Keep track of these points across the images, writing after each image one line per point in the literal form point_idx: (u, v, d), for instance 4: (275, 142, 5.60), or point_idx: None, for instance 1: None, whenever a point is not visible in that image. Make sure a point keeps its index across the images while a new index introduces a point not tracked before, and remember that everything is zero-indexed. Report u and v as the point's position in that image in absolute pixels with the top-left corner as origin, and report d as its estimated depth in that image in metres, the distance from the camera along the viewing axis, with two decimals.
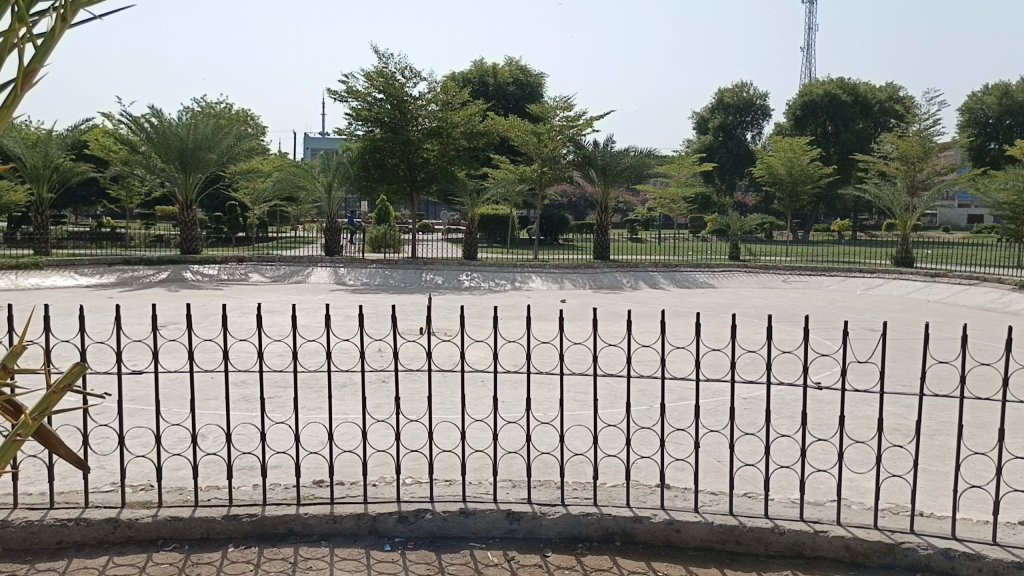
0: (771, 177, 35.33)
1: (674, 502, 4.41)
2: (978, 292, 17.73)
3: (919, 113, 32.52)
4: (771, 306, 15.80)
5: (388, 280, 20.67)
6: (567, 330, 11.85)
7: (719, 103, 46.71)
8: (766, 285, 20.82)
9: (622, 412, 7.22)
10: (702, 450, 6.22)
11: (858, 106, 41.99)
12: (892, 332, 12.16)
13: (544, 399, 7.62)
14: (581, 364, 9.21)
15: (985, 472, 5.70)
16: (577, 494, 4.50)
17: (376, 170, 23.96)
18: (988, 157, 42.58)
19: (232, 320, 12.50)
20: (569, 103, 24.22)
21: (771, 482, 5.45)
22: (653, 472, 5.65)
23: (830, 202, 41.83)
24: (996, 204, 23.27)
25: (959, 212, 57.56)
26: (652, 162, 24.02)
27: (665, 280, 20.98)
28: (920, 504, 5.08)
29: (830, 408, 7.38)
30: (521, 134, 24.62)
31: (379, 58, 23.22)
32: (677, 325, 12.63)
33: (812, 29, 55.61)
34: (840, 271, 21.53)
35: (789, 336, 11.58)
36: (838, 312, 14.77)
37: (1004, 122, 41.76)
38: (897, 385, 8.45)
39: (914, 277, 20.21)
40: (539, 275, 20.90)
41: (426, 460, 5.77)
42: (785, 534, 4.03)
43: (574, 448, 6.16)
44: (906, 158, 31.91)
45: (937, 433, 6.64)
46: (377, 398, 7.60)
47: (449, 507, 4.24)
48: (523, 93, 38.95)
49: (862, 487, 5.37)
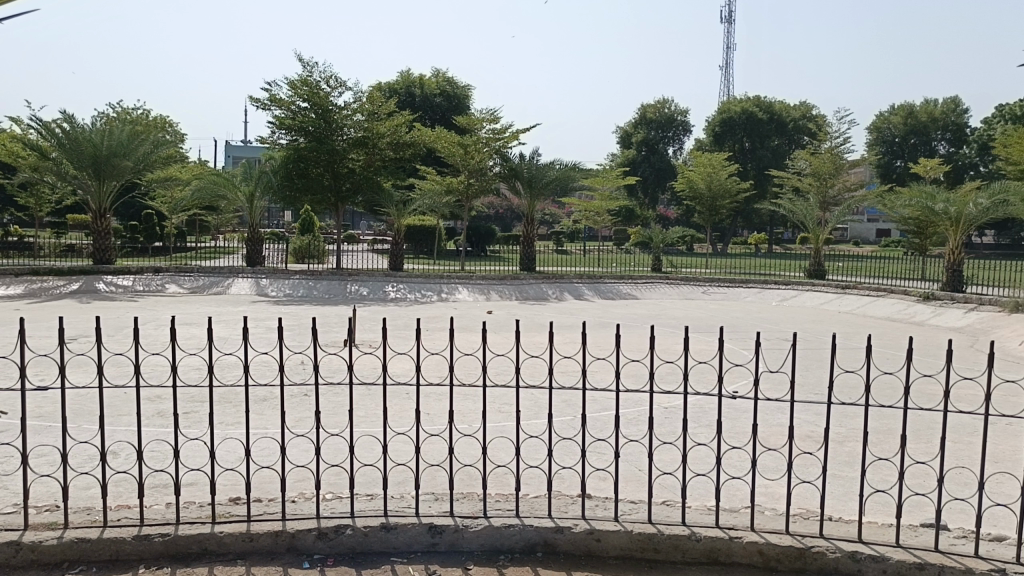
0: (691, 191, 36.09)
1: (595, 512, 4.47)
2: (887, 302, 18.49)
3: (829, 131, 33.84)
4: (691, 316, 16.19)
5: (312, 291, 20.39)
6: (489, 342, 11.92)
7: (642, 118, 47.82)
8: (687, 297, 21.35)
9: (544, 423, 7.28)
10: (622, 459, 6.32)
11: (774, 123, 43.49)
12: (804, 342, 12.59)
13: (466, 411, 7.64)
14: (504, 375, 9.25)
15: (889, 477, 5.97)
16: (499, 506, 4.52)
17: (300, 180, 23.53)
18: (895, 174, 44.66)
19: (146, 333, 12.14)
20: (495, 115, 24.36)
21: (689, 490, 5.61)
22: (574, 482, 5.72)
23: (748, 217, 43.15)
24: (902, 218, 24.16)
25: (867, 227, 60.46)
26: (578, 175, 24.22)
27: (590, 292, 21.34)
28: (830, 509, 5.29)
29: (744, 416, 7.61)
30: (448, 145, 24.62)
31: (303, 66, 22.88)
32: (600, 337, 12.80)
33: (730, 48, 57.24)
34: (758, 283, 22.13)
35: (706, 347, 11.82)
36: (756, 323, 15.20)
37: (909, 141, 43.82)
38: (807, 394, 8.74)
39: (825, 288, 20.95)
40: (465, 286, 20.90)
41: (347, 475, 5.71)
42: (701, 540, 4.13)
43: (497, 460, 6.18)
44: (818, 175, 33.08)
45: (845, 440, 6.90)
46: (297, 411, 7.50)
47: (370, 522, 4.18)
48: (450, 104, 39.06)
49: (775, 493, 5.56)
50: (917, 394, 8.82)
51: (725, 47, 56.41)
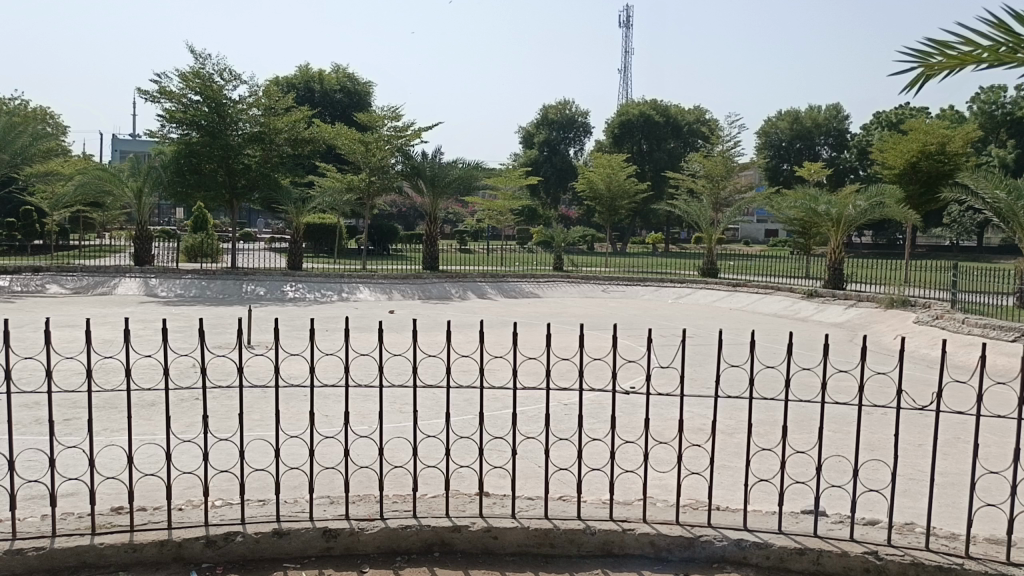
0: (591, 192, 36.73)
1: (492, 510, 4.49)
2: (774, 299, 19.32)
3: (722, 135, 35.06)
4: (590, 314, 16.47)
5: (205, 291, 19.70)
6: (388, 342, 11.80)
7: (543, 119, 48.32)
8: (588, 295, 21.72)
9: (442, 423, 7.26)
10: (520, 456, 6.38)
11: (670, 126, 44.73)
12: (696, 339, 13.01)
13: (363, 412, 7.54)
14: (402, 375, 9.18)
15: (773, 466, 6.24)
16: (396, 507, 4.48)
17: (192, 176, 22.66)
18: (782, 177, 46.68)
19: (22, 336, 11.46)
20: (396, 113, 24.13)
21: (585, 485, 5.71)
22: (472, 481, 5.74)
23: (646, 217, 44.27)
24: (789, 219, 25.29)
25: (757, 227, 63.03)
26: (480, 174, 24.26)
27: (492, 291, 21.43)
28: (718, 499, 5.49)
29: (636, 411, 7.82)
30: (348, 142, 24.25)
31: (195, 58, 22.04)
32: (500, 335, 12.88)
33: (628, 52, 58.51)
34: (654, 281, 22.71)
35: (603, 343, 12.06)
36: (652, 320, 15.61)
37: (795, 145, 45.90)
38: (696, 388, 9.04)
39: (718, 285, 21.65)
40: (367, 286, 20.61)
41: (239, 481, 5.55)
42: (596, 534, 4.20)
43: (394, 461, 6.12)
44: (711, 177, 34.25)
45: (732, 432, 7.17)
46: (186, 416, 7.23)
47: (262, 528, 4.07)
48: (351, 101, 38.46)
49: (667, 485, 5.72)
50: (798, 387, 9.26)
51: (623, 50, 57.61)
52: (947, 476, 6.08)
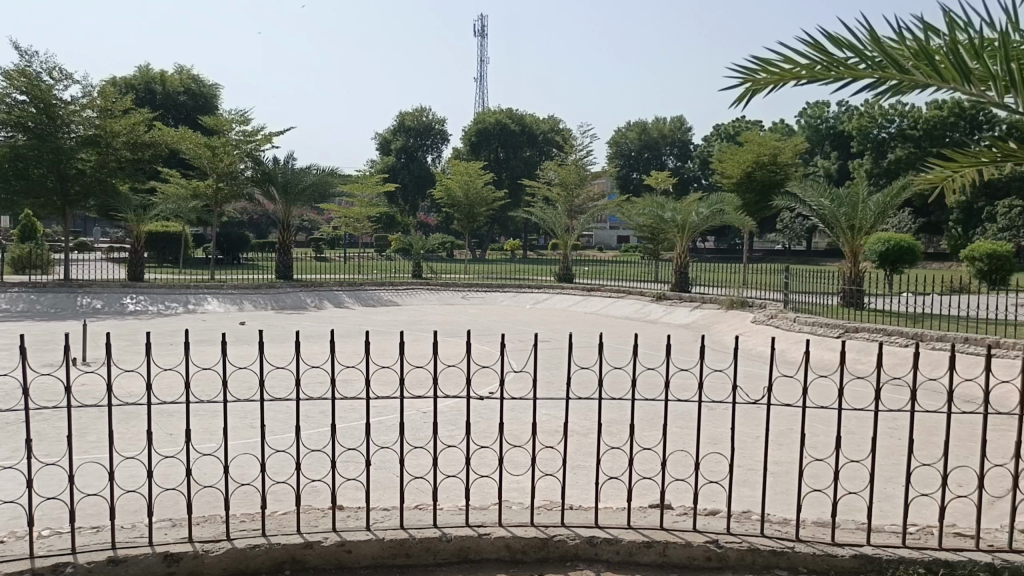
0: (449, 199, 36.83)
1: (346, 523, 4.39)
2: (625, 303, 20.04)
3: (575, 144, 36.07)
4: (449, 321, 16.50)
5: (34, 306, 18.22)
6: (236, 354, 11.34)
7: (400, 126, 48.03)
8: (447, 302, 21.76)
9: (293, 437, 7.05)
10: (374, 467, 6.29)
11: (525, 135, 45.59)
12: (551, 343, 13.31)
13: (208, 429, 7.20)
14: (249, 389, 8.84)
15: (622, 464, 6.46)
16: (244, 526, 4.31)
17: (17, 182, 20.91)
18: (632, 185, 48.59)
19: None
20: (246, 117, 23.30)
21: (440, 492, 5.70)
22: (326, 495, 5.60)
23: (503, 224, 44.85)
24: (638, 225, 26.35)
25: (610, 233, 65.31)
26: (335, 181, 23.80)
27: (350, 299, 21.07)
28: (570, 499, 5.62)
29: (490, 416, 7.89)
30: (194, 146, 23.19)
31: (18, 54, 20.36)
32: (355, 345, 12.67)
33: (483, 61, 59.17)
34: (512, 286, 23.03)
35: (459, 350, 12.10)
36: (510, 326, 15.84)
37: (643, 155, 47.92)
38: (549, 391, 9.24)
39: (573, 290, 22.13)
40: (216, 296, 19.74)
41: (69, 509, 5.17)
42: (452, 541, 4.19)
43: (243, 478, 5.89)
44: (566, 184, 35.17)
45: (583, 432, 7.38)
46: (8, 441, 6.66)
47: (93, 558, 3.81)
48: (197, 104, 36.77)
49: (521, 488, 5.81)
50: (644, 386, 9.66)
51: (478, 59, 58.21)
52: (779, 465, 6.51)
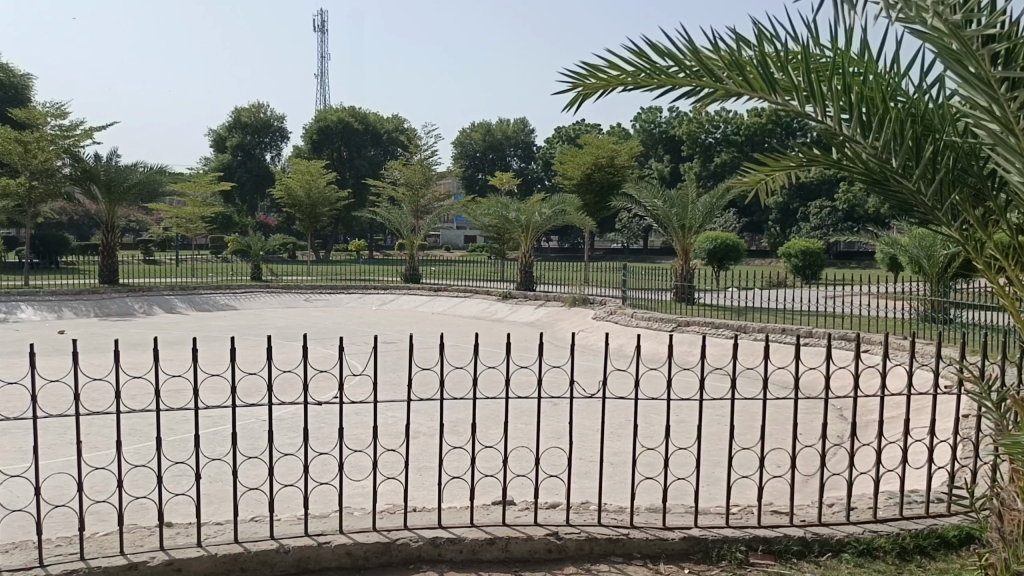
0: (289, 199, 35.72)
1: (175, 540, 4.15)
2: (471, 303, 20.19)
3: (419, 144, 35.94)
4: (290, 325, 16.02)
5: None
6: (49, 367, 10.50)
7: (236, 122, 46.14)
8: (289, 305, 21.11)
9: (115, 453, 6.60)
10: (206, 481, 6.00)
11: (369, 134, 44.99)
12: (394, 344, 13.22)
13: (16, 449, 6.62)
14: (63, 404, 8.21)
15: (465, 463, 6.50)
16: (58, 552, 3.99)
17: None
18: (477, 185, 49.04)
19: None
20: (62, 110, 21.58)
21: (279, 503, 5.52)
22: (153, 513, 5.29)
23: (348, 224, 44.03)
24: (482, 225, 26.62)
25: (457, 233, 65.64)
26: (165, 179, 22.50)
27: (183, 304, 20.00)
28: (413, 501, 5.59)
29: (330, 421, 7.73)
30: (1, 141, 21.22)
31: None
32: (186, 352, 12.05)
33: (325, 58, 57.84)
34: (357, 288, 22.64)
35: (298, 355, 11.78)
36: (354, 328, 15.58)
37: (488, 155, 48.48)
38: (390, 393, 9.18)
39: (420, 291, 21.96)
40: (30, 303, 18.16)
41: None
42: (290, 551, 4.05)
43: (58, 501, 5.46)
44: (411, 184, 34.99)
45: (424, 433, 7.37)
46: None
47: None
48: (5, 94, 33.68)
49: (363, 493, 5.72)
50: (485, 385, 9.79)
51: (319, 56, 56.85)
52: (615, 456, 6.76)
